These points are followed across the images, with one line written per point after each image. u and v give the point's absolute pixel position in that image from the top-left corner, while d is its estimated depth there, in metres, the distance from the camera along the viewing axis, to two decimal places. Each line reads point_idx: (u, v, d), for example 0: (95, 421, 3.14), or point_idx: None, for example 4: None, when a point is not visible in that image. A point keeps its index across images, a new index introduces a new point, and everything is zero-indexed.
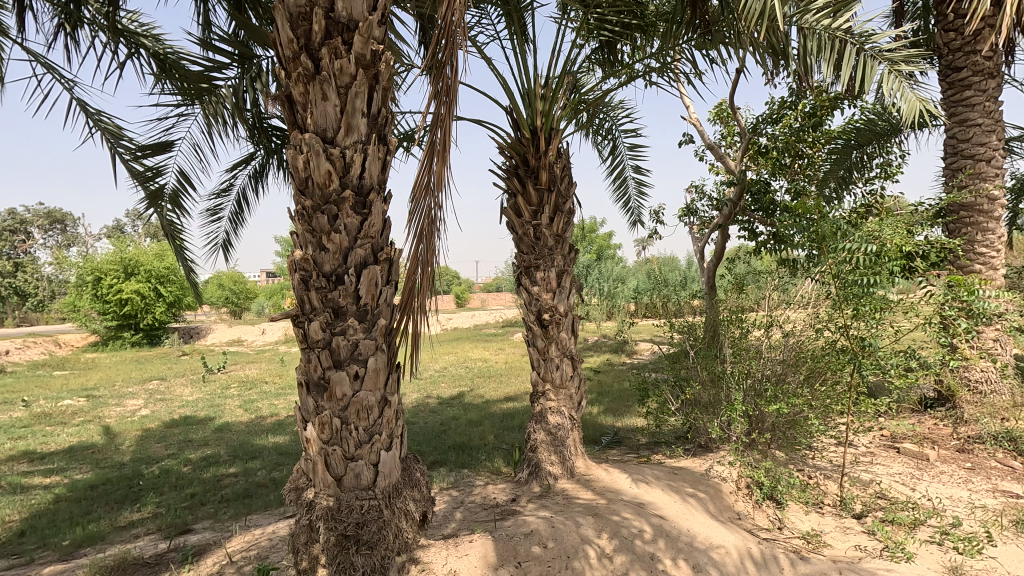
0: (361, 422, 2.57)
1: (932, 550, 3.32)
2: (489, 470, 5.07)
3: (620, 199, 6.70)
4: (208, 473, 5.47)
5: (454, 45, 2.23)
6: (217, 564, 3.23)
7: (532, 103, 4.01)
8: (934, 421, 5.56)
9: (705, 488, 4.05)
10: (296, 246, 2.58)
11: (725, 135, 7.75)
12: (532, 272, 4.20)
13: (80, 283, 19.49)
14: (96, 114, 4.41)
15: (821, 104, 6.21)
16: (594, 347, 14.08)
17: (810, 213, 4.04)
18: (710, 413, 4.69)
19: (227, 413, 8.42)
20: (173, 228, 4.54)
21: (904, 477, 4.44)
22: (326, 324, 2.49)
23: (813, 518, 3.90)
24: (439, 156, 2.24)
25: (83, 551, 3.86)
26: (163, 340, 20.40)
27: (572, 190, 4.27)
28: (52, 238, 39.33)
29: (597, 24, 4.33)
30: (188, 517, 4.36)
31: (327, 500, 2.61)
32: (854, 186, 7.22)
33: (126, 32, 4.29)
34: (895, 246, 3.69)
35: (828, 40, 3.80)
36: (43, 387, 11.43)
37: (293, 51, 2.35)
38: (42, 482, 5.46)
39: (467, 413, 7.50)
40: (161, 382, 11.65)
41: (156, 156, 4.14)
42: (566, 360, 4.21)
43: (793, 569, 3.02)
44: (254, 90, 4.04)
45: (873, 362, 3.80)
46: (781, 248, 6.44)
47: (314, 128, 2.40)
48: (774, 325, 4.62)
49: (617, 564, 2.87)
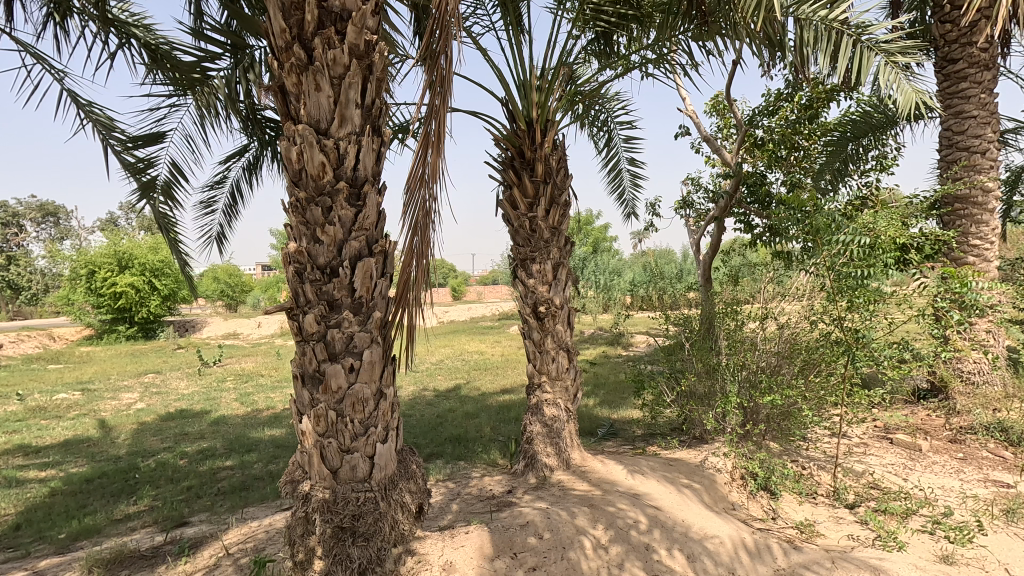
0: (357, 414, 2.57)
1: (924, 540, 3.36)
2: (485, 462, 5.11)
3: (614, 191, 6.67)
4: (205, 467, 5.46)
5: (449, 35, 2.21)
6: (214, 557, 3.23)
7: (528, 95, 3.98)
8: (928, 412, 5.60)
9: (701, 479, 4.08)
10: (291, 238, 2.56)
11: (722, 127, 7.74)
12: (529, 264, 4.19)
13: (73, 276, 19.31)
14: (87, 105, 4.32)
15: (817, 96, 6.23)
16: (591, 339, 14.17)
17: (805, 205, 4.06)
18: (705, 405, 4.70)
19: (223, 406, 8.44)
20: (167, 221, 4.48)
21: (897, 467, 4.48)
22: (321, 317, 2.47)
23: (807, 509, 3.93)
24: (433, 146, 2.21)
25: (80, 544, 3.87)
26: (158, 333, 20.38)
27: (568, 181, 4.24)
28: (46, 231, 39.17)
29: (592, 15, 4.37)
30: (184, 510, 4.37)
31: (323, 492, 2.60)
32: (850, 179, 7.17)
33: (116, 21, 4.19)
34: (889, 237, 3.70)
35: (824, 31, 3.77)
36: (38, 381, 11.40)
37: (285, 41, 2.32)
38: (36, 476, 5.44)
39: (463, 406, 7.53)
40: (157, 375, 11.64)
41: (148, 147, 4.08)
42: (562, 352, 4.22)
43: (786, 559, 3.05)
44: (247, 82, 4.03)
45: (867, 354, 3.85)
46: (776, 241, 6.47)
47: (307, 119, 2.37)
48: (769, 317, 4.56)
49: (612, 554, 2.88)
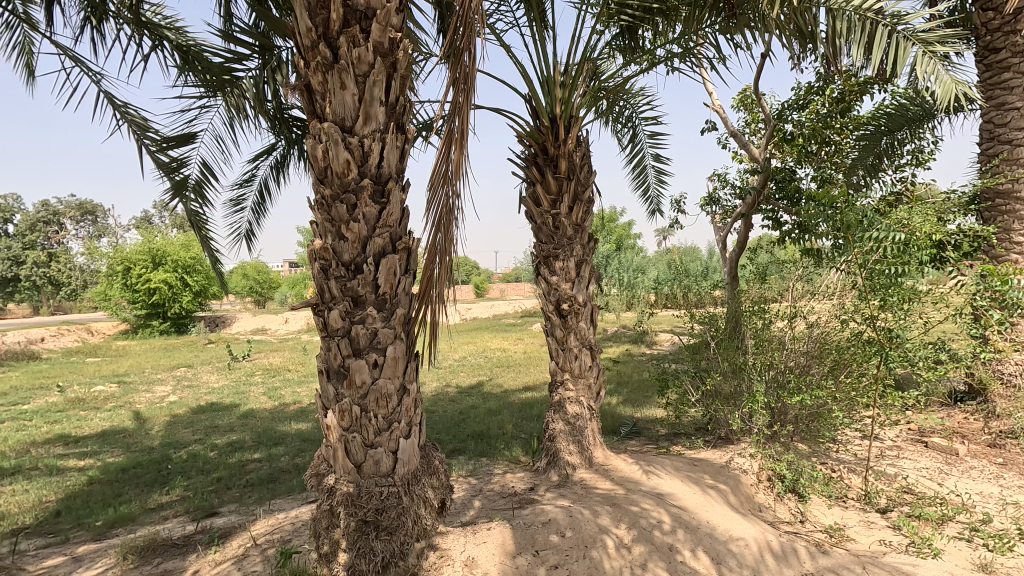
0: (380, 410, 2.59)
1: (961, 547, 3.25)
2: (507, 459, 5.09)
3: (638, 188, 6.59)
4: (234, 459, 5.60)
5: (472, 32, 2.22)
6: (242, 547, 3.30)
7: (552, 91, 3.96)
8: (965, 415, 5.40)
9: (726, 480, 4.01)
10: (316, 235, 2.59)
11: (750, 122, 7.58)
12: (551, 262, 4.17)
13: (110, 273, 20.03)
14: (122, 106, 4.42)
15: (850, 88, 6.08)
16: (614, 338, 13.98)
17: (835, 201, 3.91)
18: (731, 404, 4.64)
19: (251, 400, 8.62)
20: (198, 219, 4.56)
21: (932, 471, 4.34)
22: (346, 313, 2.50)
23: (837, 512, 3.84)
24: (456, 144, 2.21)
25: (115, 531, 4.00)
26: (189, 328, 20.97)
27: (592, 178, 4.21)
28: (85, 229, 40.45)
29: (617, 9, 4.30)
30: (214, 500, 4.48)
31: (347, 486, 2.64)
32: (883, 174, 6.94)
33: (150, 24, 4.29)
34: (925, 234, 3.56)
35: (858, 21, 3.65)
36: (77, 373, 11.84)
37: (311, 40, 2.34)
38: (76, 464, 5.66)
39: (485, 402, 7.54)
40: (189, 369, 11.99)
41: (181, 147, 4.16)
42: (585, 350, 4.19)
43: (813, 563, 2.98)
44: (275, 82, 4.09)
45: (901, 354, 3.73)
46: (805, 238, 6.32)
47: (332, 116, 2.40)
48: (797, 316, 4.48)
49: (635, 554, 2.85)
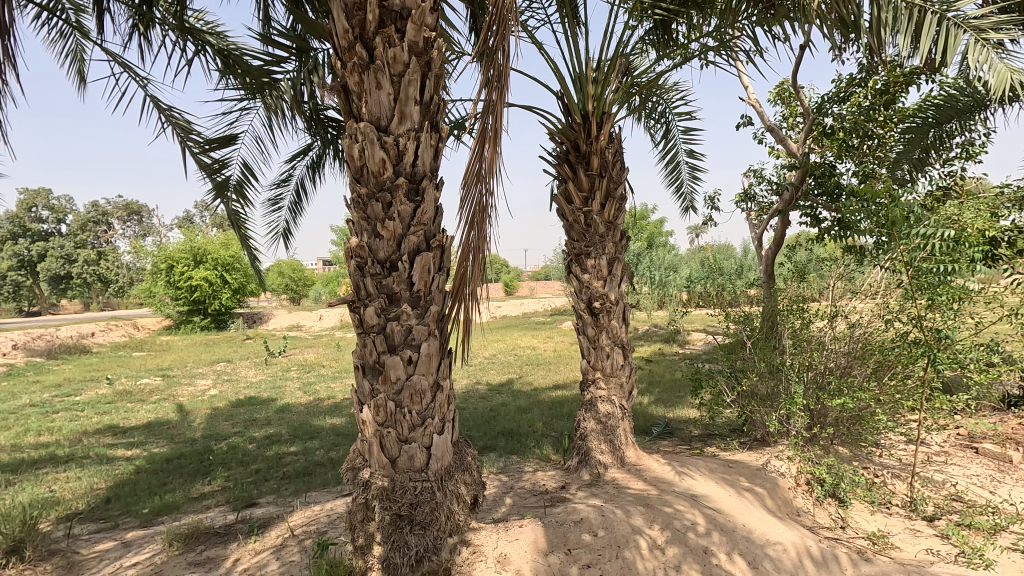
0: (414, 406, 2.62)
1: (1015, 559, 3.09)
2: (537, 457, 5.09)
3: (671, 184, 6.49)
4: (272, 451, 5.76)
5: (505, 29, 2.21)
6: (280, 537, 3.39)
7: (584, 87, 3.94)
8: (1019, 421, 5.14)
9: (762, 482, 3.92)
10: (353, 233, 2.64)
11: (787, 116, 7.38)
12: (583, 259, 4.14)
13: (155, 271, 20.85)
14: (168, 110, 4.59)
15: (895, 79, 5.86)
16: (645, 337, 13.82)
17: (878, 197, 3.77)
18: (767, 406, 4.54)
19: (287, 395, 8.85)
20: (238, 218, 4.70)
21: (983, 479, 4.15)
22: (381, 310, 2.54)
23: (880, 519, 3.71)
24: (489, 142, 2.21)
25: (161, 519, 4.17)
26: (228, 324, 21.66)
27: (624, 174, 4.17)
28: (131, 229, 42.18)
29: (650, 3, 4.25)
30: (253, 491, 4.62)
31: (382, 480, 2.68)
32: (931, 168, 6.65)
33: (193, 30, 4.43)
34: (977, 230, 3.40)
35: (904, 9, 3.51)
36: (124, 366, 12.37)
37: (348, 41, 2.39)
38: (124, 454, 5.92)
39: (515, 400, 7.55)
40: (228, 363, 12.39)
41: (222, 149, 4.30)
42: (617, 349, 4.15)
43: (854, 570, 2.89)
44: (312, 83, 4.18)
45: (950, 356, 3.57)
46: (846, 236, 6.12)
47: (368, 116, 2.44)
48: (839, 316, 4.32)
49: (669, 556, 2.81)
